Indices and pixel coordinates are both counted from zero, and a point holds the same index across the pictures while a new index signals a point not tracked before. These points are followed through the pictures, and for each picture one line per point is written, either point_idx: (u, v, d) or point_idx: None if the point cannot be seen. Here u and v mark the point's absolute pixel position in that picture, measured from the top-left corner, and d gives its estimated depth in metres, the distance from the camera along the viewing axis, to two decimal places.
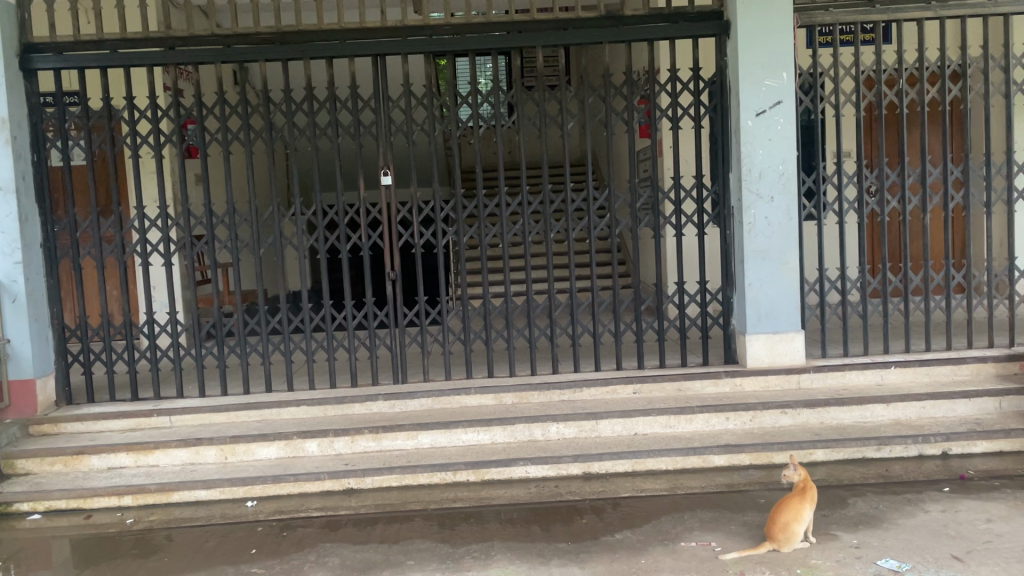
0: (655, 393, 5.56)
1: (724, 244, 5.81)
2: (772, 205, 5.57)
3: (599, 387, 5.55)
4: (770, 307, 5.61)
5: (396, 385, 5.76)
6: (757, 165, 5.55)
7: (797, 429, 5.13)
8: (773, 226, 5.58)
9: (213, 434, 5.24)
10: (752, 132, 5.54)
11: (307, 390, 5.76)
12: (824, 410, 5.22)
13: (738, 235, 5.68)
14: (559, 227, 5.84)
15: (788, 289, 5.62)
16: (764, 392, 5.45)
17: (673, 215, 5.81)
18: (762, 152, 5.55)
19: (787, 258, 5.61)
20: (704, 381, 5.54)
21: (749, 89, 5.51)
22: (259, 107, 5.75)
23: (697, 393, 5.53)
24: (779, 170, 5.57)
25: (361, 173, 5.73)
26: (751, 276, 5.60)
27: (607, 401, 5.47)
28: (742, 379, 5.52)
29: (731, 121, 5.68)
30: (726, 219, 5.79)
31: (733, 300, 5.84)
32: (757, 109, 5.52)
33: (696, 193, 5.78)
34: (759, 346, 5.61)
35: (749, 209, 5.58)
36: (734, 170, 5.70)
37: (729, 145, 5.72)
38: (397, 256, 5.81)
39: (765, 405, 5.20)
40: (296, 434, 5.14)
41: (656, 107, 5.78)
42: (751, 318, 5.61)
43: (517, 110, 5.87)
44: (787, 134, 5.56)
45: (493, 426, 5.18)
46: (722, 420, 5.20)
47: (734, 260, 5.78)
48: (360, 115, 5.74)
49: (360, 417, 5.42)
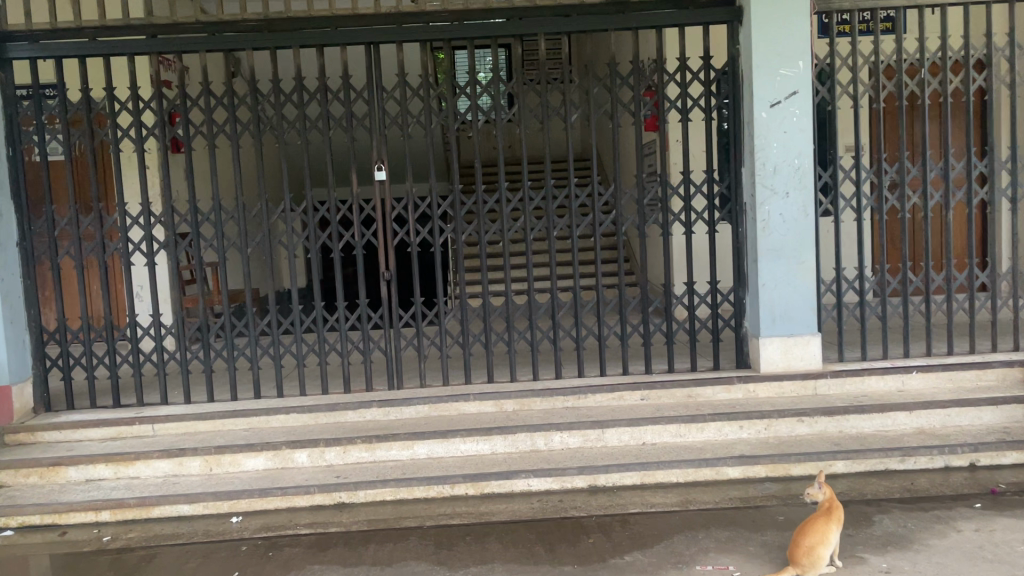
0: (663, 400, 5.27)
1: (736, 242, 5.52)
2: (787, 201, 5.28)
3: (605, 393, 5.26)
4: (785, 309, 5.33)
5: (392, 391, 5.47)
6: (771, 159, 5.26)
7: (815, 439, 4.85)
8: (788, 223, 5.29)
9: (198, 443, 4.97)
10: (766, 125, 5.24)
11: (298, 397, 5.47)
12: (844, 418, 4.94)
13: (752, 233, 5.39)
14: (563, 225, 5.55)
15: (803, 290, 5.33)
16: (779, 398, 5.17)
17: (682, 212, 5.51)
18: (777, 145, 5.25)
19: (803, 257, 5.33)
20: (716, 387, 5.26)
21: (763, 79, 5.22)
22: (246, 99, 5.45)
23: (708, 400, 5.25)
24: (795, 165, 5.28)
25: (354, 168, 5.43)
26: (765, 276, 5.32)
27: (613, 408, 5.19)
28: (756, 385, 5.23)
29: (744, 113, 5.39)
30: (738, 216, 5.49)
31: (746, 302, 5.55)
32: (772, 100, 5.23)
33: (707, 188, 5.49)
34: (774, 350, 5.33)
35: (763, 206, 5.29)
36: (747, 163, 5.40)
37: (742, 138, 5.43)
38: (392, 255, 5.52)
39: (780, 413, 4.93)
40: (285, 444, 4.86)
41: (665, 98, 5.48)
42: (765, 320, 5.33)
43: (518, 102, 5.57)
44: (803, 126, 5.27)
45: (493, 435, 4.90)
46: (735, 428, 4.92)
47: (747, 260, 5.49)
48: (352, 107, 5.44)
49: (353, 426, 5.14)
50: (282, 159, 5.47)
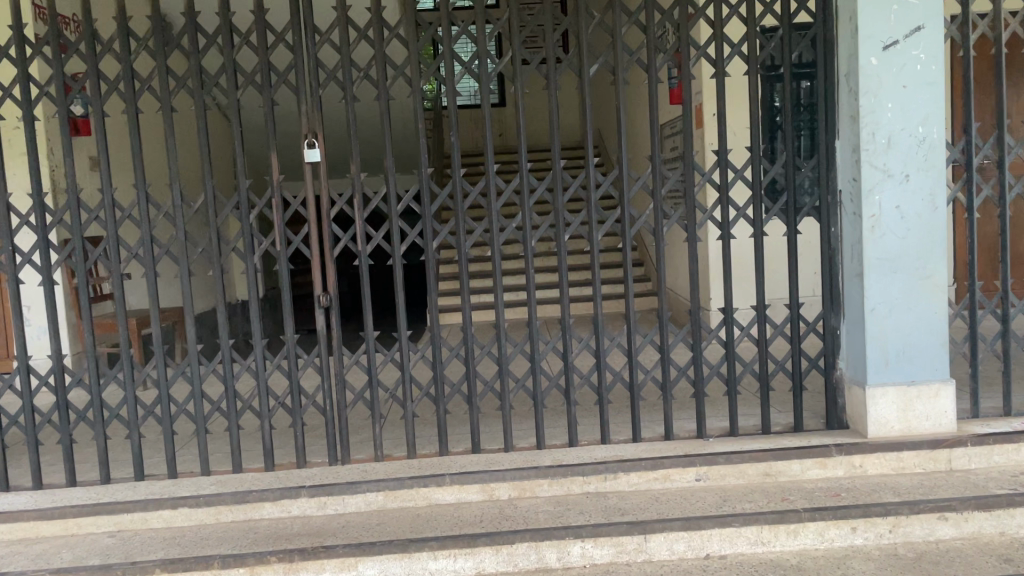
0: (730, 482, 3.61)
1: (827, 247, 3.84)
2: (906, 187, 3.63)
3: (644, 471, 3.59)
4: (902, 346, 3.67)
5: (334, 468, 3.78)
6: (883, 125, 3.59)
7: (970, 549, 3.17)
8: (906, 221, 3.64)
9: (30, 563, 3.27)
10: (877, 75, 3.56)
11: (201, 478, 3.78)
12: (1007, 514, 3.26)
13: (853, 234, 3.73)
14: (577, 224, 3.85)
15: (926, 316, 3.68)
16: (900, 479, 3.52)
17: (751, 204, 3.80)
18: (891, 107, 3.59)
19: (928, 268, 3.67)
20: (805, 462, 3.61)
21: (873, 7, 3.54)
22: (114, 43, 3.69)
23: (795, 480, 3.59)
24: (917, 136, 3.61)
25: (273, 147, 3.71)
26: (873, 298, 3.66)
27: (656, 495, 3.53)
28: (863, 458, 3.59)
29: (842, 62, 3.70)
30: (829, 210, 3.82)
31: (841, 332, 3.89)
32: (885, 39, 3.56)
33: (786, 171, 3.81)
34: (888, 406, 3.67)
35: (870, 194, 3.62)
36: (844, 134, 3.73)
37: (838, 99, 3.74)
38: (333, 272, 3.81)
39: (912, 508, 3.26)
40: (158, 566, 3.16)
41: (726, 39, 3.77)
42: (874, 362, 3.67)
43: (511, 50, 3.84)
44: (930, 76, 3.59)
45: (478, 546, 3.21)
46: (844, 530, 3.25)
47: (844, 273, 3.82)
48: (271, 55, 3.70)
49: (270, 528, 3.45)
50: (168, 133, 3.70)
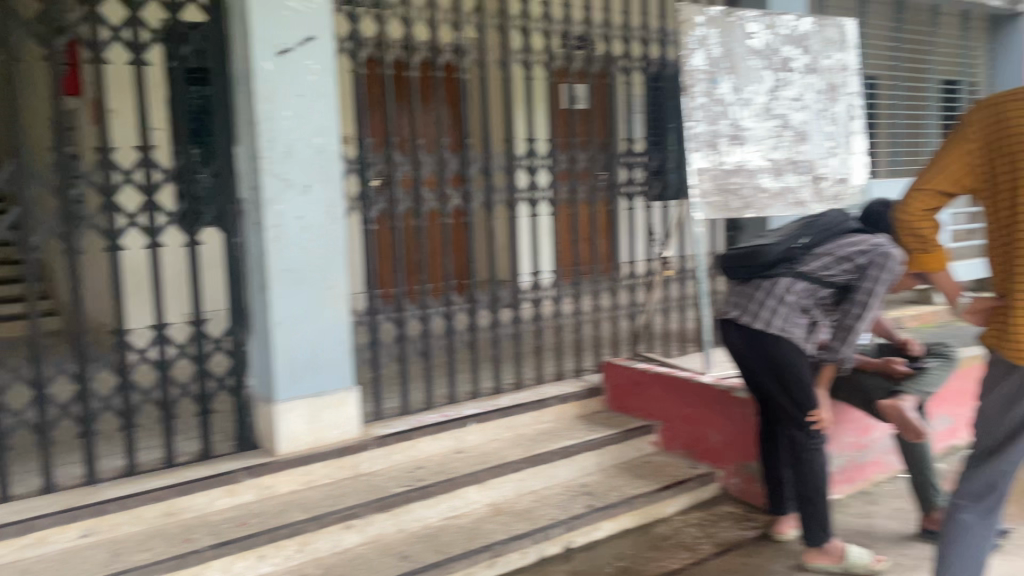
0: (125, 532, 3.13)
1: (229, 259, 3.62)
2: (305, 196, 3.59)
3: (8, 540, 2.89)
4: (307, 359, 3.63)
5: None
6: (280, 133, 3.49)
7: (373, 553, 3.25)
8: (307, 230, 3.60)
9: None
10: (273, 81, 3.46)
11: None
12: (404, 510, 3.42)
13: (255, 244, 3.56)
14: None
15: (330, 327, 3.70)
16: (308, 494, 3.47)
17: (142, 210, 3.35)
18: (288, 114, 3.51)
19: (330, 278, 3.68)
20: (211, 492, 3.32)
21: (264, 10, 3.41)
22: None
23: (201, 514, 3.28)
24: (313, 145, 3.60)
25: None
26: (278, 310, 3.54)
27: (26, 568, 2.86)
28: (273, 478, 3.46)
29: (236, 63, 3.50)
30: (232, 220, 3.60)
31: (249, 348, 3.70)
32: (278, 45, 3.46)
33: (181, 175, 3.46)
34: (296, 420, 3.59)
35: (272, 203, 3.49)
36: (242, 139, 3.53)
37: (234, 101, 3.53)
38: None
39: (319, 522, 3.21)
40: None
41: (103, 20, 3.27)
42: (282, 376, 3.56)
43: None
44: (322, 88, 3.61)
45: None
46: (252, 561, 3.05)
47: (249, 285, 3.63)
48: None
49: None
50: None
